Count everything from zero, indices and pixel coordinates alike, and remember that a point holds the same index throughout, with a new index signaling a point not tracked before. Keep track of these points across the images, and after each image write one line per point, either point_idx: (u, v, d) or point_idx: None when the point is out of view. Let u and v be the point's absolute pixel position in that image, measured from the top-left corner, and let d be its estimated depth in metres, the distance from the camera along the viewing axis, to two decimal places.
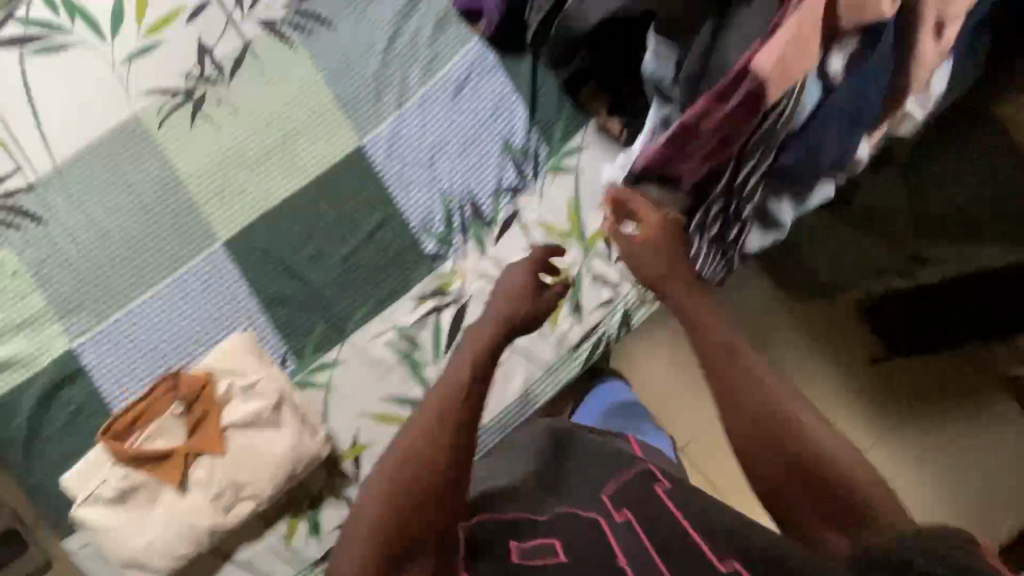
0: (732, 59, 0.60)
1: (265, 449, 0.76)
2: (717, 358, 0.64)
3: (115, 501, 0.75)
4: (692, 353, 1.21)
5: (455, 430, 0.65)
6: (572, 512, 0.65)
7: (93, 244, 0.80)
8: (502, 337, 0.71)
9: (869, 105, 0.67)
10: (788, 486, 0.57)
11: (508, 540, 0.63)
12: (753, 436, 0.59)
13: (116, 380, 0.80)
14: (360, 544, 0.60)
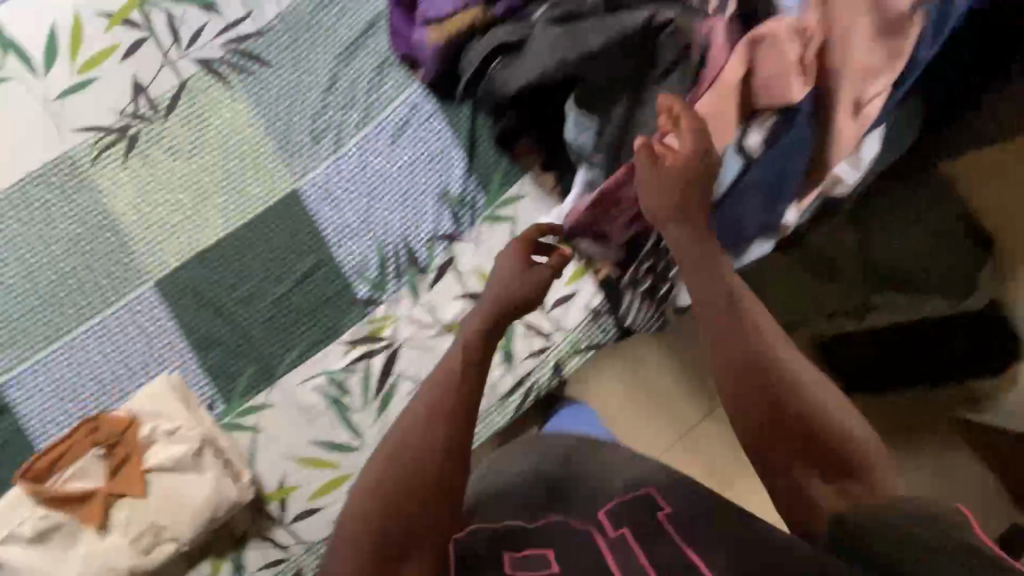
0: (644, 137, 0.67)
1: (188, 492, 0.77)
2: (723, 327, 0.62)
3: (34, 541, 0.75)
4: (645, 386, 1.19)
5: (450, 422, 0.63)
6: (564, 523, 0.66)
7: (21, 281, 0.79)
8: (492, 330, 0.68)
9: (790, 177, 0.67)
10: (777, 449, 0.60)
11: (503, 552, 0.63)
12: (750, 397, 0.61)
13: (38, 420, 0.79)
14: (354, 539, 0.59)
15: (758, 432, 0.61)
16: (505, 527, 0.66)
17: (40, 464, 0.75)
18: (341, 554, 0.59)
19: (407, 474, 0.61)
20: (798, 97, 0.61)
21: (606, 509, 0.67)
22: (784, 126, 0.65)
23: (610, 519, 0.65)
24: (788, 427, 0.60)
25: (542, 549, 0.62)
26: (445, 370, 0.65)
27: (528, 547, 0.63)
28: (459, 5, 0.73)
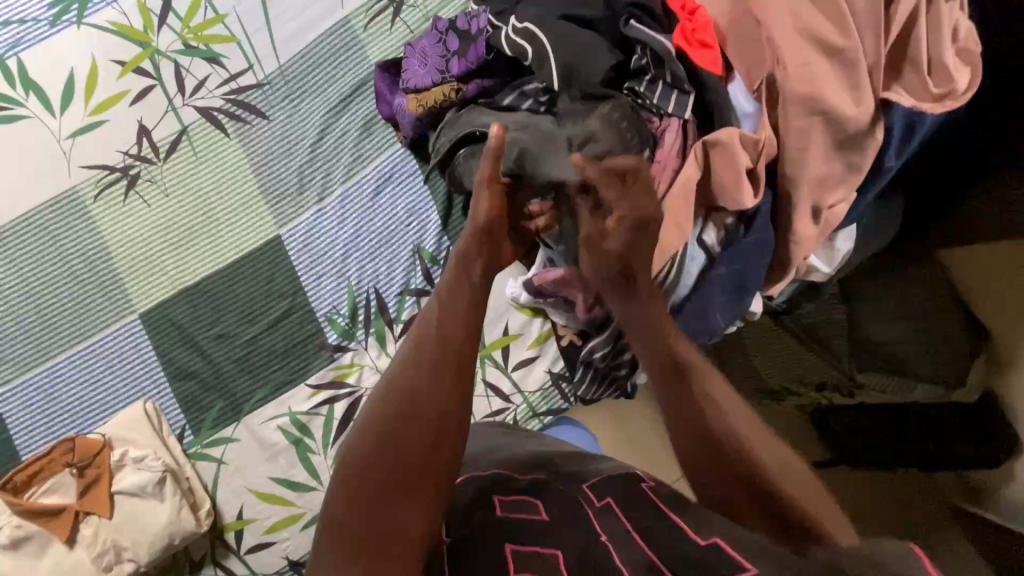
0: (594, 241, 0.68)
1: (148, 517, 0.81)
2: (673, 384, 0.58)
3: (7, 548, 0.80)
4: (629, 440, 1.10)
5: (455, 350, 0.57)
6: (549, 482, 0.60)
7: (21, 303, 0.86)
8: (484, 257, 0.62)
9: (755, 278, 0.64)
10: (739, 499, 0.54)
11: (493, 495, 0.58)
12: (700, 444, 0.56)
13: (23, 435, 0.84)
14: (350, 481, 0.53)
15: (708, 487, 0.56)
16: (490, 476, 0.61)
17: (17, 478, 0.81)
18: (334, 512, 0.52)
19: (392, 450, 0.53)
20: (750, 206, 0.61)
21: (588, 481, 0.59)
22: (741, 226, 0.65)
23: (593, 490, 0.58)
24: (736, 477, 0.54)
25: (531, 497, 0.57)
26: (432, 331, 0.58)
27: (512, 493, 0.58)
28: (436, 79, 0.76)
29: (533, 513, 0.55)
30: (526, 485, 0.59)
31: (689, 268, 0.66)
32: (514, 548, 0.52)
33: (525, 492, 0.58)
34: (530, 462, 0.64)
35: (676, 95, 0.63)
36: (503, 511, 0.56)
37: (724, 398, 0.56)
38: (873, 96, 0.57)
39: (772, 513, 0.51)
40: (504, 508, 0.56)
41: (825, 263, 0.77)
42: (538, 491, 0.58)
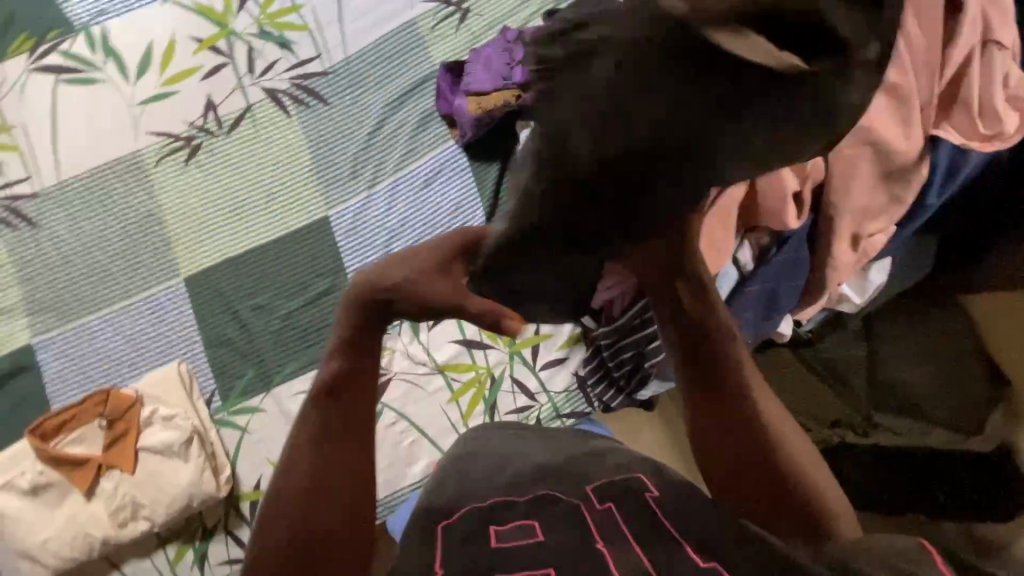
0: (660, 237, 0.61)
1: (169, 476, 0.82)
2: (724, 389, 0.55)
3: (29, 493, 0.82)
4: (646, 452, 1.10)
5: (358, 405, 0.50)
6: (552, 494, 0.59)
7: (73, 255, 0.89)
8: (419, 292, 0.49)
9: (785, 295, 0.71)
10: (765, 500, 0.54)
11: (486, 524, 0.56)
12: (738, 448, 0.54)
13: (60, 383, 0.87)
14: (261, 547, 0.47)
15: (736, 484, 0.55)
16: (488, 503, 0.59)
17: (46, 425, 0.82)
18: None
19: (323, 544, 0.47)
20: (792, 226, 0.64)
21: (591, 484, 0.60)
22: (776, 246, 0.69)
23: (596, 494, 0.58)
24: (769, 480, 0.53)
25: (529, 520, 0.56)
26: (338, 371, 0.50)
27: (510, 519, 0.56)
28: (500, 85, 0.83)
29: (529, 534, 0.54)
30: (526, 507, 0.58)
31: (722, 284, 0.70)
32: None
33: (523, 515, 0.57)
34: (531, 476, 0.63)
35: None
36: (497, 540, 0.54)
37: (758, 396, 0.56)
38: (923, 131, 0.61)
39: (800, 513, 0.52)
40: (499, 540, 0.54)
41: (856, 293, 0.81)
42: (536, 510, 0.57)
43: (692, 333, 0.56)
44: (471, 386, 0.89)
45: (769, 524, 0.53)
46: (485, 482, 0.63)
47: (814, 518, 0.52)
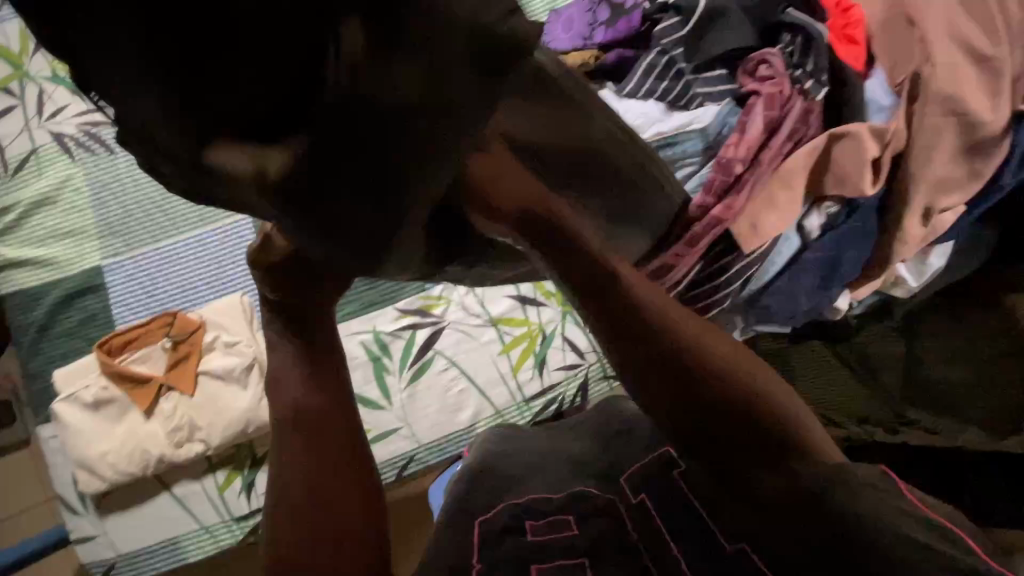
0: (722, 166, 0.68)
1: (227, 401, 0.85)
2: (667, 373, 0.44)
3: (91, 406, 0.84)
4: None
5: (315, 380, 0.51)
6: (585, 492, 0.65)
7: (147, 181, 0.92)
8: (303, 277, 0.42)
9: (846, 266, 0.72)
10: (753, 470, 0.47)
11: (527, 518, 0.64)
12: (704, 433, 0.45)
13: (127, 304, 0.90)
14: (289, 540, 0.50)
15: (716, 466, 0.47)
16: (529, 499, 0.67)
17: (113, 342, 0.86)
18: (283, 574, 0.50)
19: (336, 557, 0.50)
20: (867, 192, 0.65)
21: (626, 473, 0.65)
22: (842, 215, 0.71)
23: (630, 485, 0.63)
24: (749, 450, 0.46)
25: (563, 514, 0.64)
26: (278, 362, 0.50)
27: (548, 514, 0.64)
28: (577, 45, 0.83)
29: (564, 529, 0.62)
30: (561, 502, 0.65)
31: (782, 249, 0.72)
32: (539, 568, 0.59)
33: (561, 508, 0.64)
34: (566, 471, 0.69)
35: (813, 83, 0.68)
36: (536, 534, 0.63)
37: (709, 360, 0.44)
38: (1012, 105, 0.62)
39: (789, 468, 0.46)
40: (535, 533, 0.62)
41: (912, 276, 0.82)
42: (570, 506, 0.64)
43: (608, 320, 0.43)
44: (524, 340, 0.90)
45: (757, 481, 0.47)
46: (527, 477, 0.70)
47: (800, 455, 0.46)
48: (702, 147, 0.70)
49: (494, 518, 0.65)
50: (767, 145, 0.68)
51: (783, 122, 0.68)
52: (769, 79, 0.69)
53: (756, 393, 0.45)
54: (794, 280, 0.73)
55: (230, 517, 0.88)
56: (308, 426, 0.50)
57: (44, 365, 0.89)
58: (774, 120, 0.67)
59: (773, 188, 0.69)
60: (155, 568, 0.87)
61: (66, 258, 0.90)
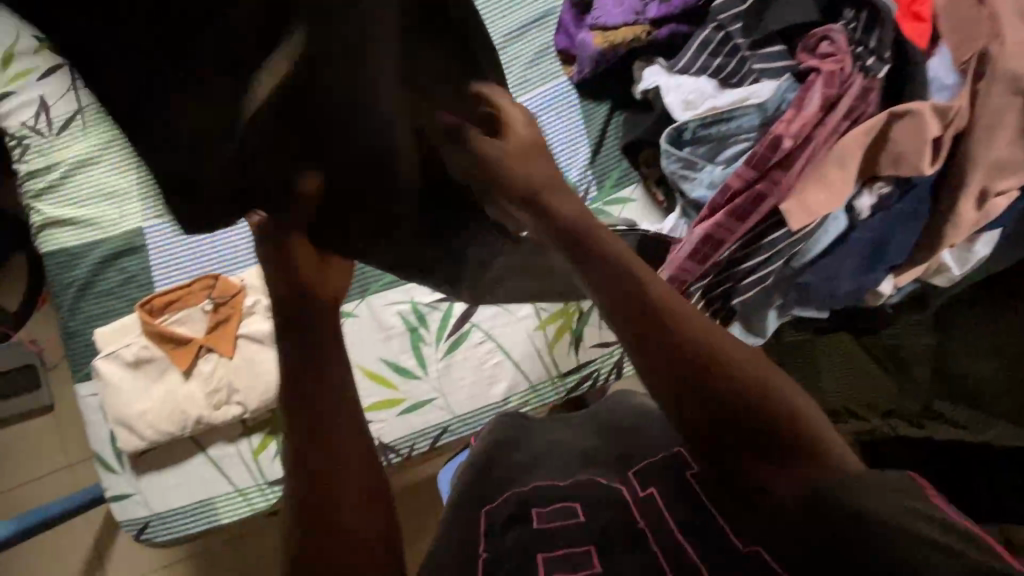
0: (769, 145, 0.69)
1: (267, 364, 0.86)
2: (670, 355, 0.50)
3: (131, 365, 0.85)
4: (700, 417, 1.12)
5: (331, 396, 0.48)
6: (595, 479, 0.63)
7: None
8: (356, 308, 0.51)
9: (893, 249, 0.71)
10: (755, 463, 0.50)
11: (531, 506, 0.61)
12: (701, 416, 0.50)
13: (167, 265, 0.90)
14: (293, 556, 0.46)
15: (716, 455, 0.52)
16: (532, 488, 0.64)
17: (154, 302, 0.86)
18: None
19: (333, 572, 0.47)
20: (924, 172, 0.65)
21: (633, 468, 0.64)
22: (895, 196, 0.70)
23: (638, 478, 0.62)
24: (749, 440, 0.50)
25: (571, 501, 0.61)
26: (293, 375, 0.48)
27: (555, 502, 0.61)
28: (629, 20, 0.85)
29: (573, 516, 0.59)
30: (569, 491, 0.63)
31: (829, 228, 0.72)
32: (545, 557, 0.55)
33: (567, 496, 0.62)
34: (578, 460, 0.68)
35: (874, 61, 0.68)
36: (541, 522, 0.59)
37: (718, 349, 0.50)
38: None
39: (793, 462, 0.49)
40: (542, 521, 0.59)
41: (956, 261, 0.81)
42: (578, 493, 0.61)
43: (630, 312, 0.50)
44: (560, 316, 0.91)
45: (767, 489, 0.50)
46: (540, 463, 0.70)
47: (802, 450, 0.49)
48: (759, 123, 0.72)
49: (500, 508, 0.63)
50: (823, 124, 0.68)
51: (842, 99, 0.68)
52: (829, 56, 0.69)
53: (761, 394, 0.49)
54: (834, 266, 0.73)
55: (264, 481, 0.88)
56: (311, 420, 0.47)
57: (82, 323, 0.90)
58: (832, 97, 0.68)
59: (829, 164, 0.68)
60: (186, 530, 0.88)
61: (108, 219, 0.91)
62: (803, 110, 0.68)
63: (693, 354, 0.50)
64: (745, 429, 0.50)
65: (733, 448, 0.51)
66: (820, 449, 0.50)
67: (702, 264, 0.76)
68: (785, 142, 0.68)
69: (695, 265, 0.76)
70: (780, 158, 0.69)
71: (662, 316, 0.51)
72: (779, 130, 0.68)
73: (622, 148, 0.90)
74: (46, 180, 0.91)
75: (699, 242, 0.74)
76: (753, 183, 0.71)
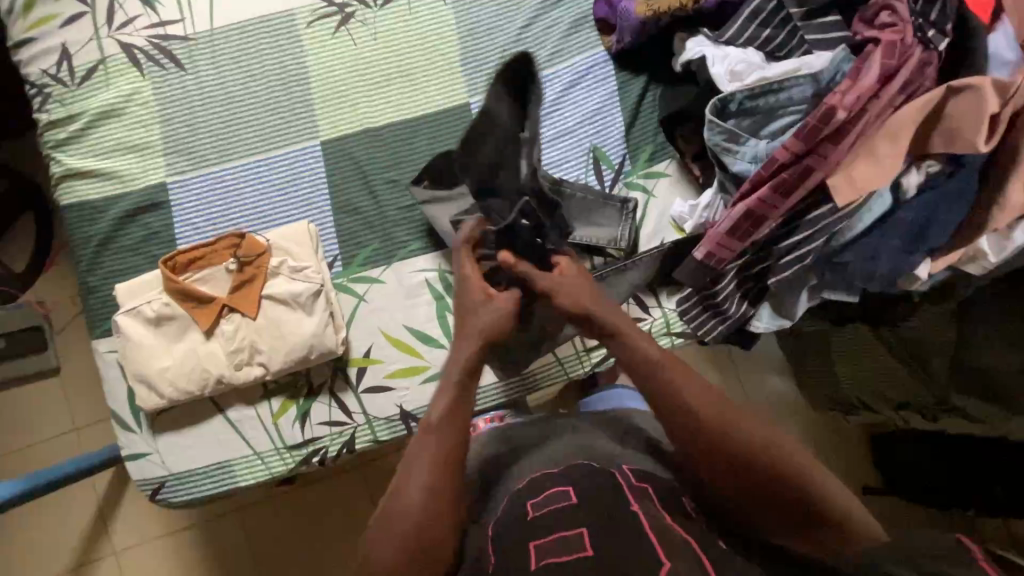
0: (825, 115, 0.67)
1: (291, 326, 0.84)
2: (703, 419, 0.62)
3: (152, 322, 0.84)
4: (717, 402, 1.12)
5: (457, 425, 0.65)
6: (583, 464, 0.67)
7: (216, 102, 0.89)
8: (470, 376, 0.69)
9: (936, 231, 0.70)
10: (776, 517, 0.59)
11: (524, 501, 0.64)
12: (727, 470, 0.61)
13: (191, 223, 0.88)
14: (399, 529, 0.60)
15: (739, 505, 0.61)
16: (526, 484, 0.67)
17: (178, 259, 0.85)
18: (377, 544, 0.60)
19: (406, 553, 0.59)
20: (980, 149, 0.64)
21: (626, 465, 0.68)
22: (943, 174, 0.70)
23: (631, 472, 0.66)
24: (771, 497, 0.59)
25: (562, 487, 0.63)
26: (442, 404, 0.67)
27: (543, 496, 0.63)
28: None
29: (563, 499, 0.61)
30: (566, 479, 0.65)
31: (874, 205, 0.71)
32: (536, 544, 0.57)
33: (560, 484, 0.64)
34: (567, 452, 0.72)
35: (935, 32, 0.68)
36: (534, 513, 0.61)
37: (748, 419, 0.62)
38: None
39: (812, 516, 0.59)
40: (536, 510, 0.62)
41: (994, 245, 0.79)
42: (575, 481, 0.64)
43: (658, 378, 0.65)
44: None
45: (765, 529, 0.61)
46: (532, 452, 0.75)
47: (822, 509, 0.59)
48: (810, 93, 0.71)
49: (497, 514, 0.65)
50: (880, 96, 0.67)
51: (900, 71, 0.67)
52: (890, 26, 0.69)
53: (780, 463, 0.60)
54: (872, 250, 0.72)
55: (283, 444, 0.87)
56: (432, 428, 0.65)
57: (101, 279, 0.88)
58: (891, 68, 0.67)
59: (881, 139, 0.67)
60: (201, 492, 0.86)
61: (130, 173, 0.88)
62: (859, 81, 0.67)
63: (726, 424, 0.62)
64: (768, 487, 0.59)
65: (757, 502, 0.60)
66: (838, 506, 0.59)
67: (742, 240, 0.74)
68: (840, 114, 0.67)
69: (735, 243, 0.75)
70: (833, 129, 0.68)
71: (685, 384, 0.64)
72: (835, 99, 0.67)
73: (660, 120, 0.89)
74: (67, 131, 0.88)
75: (744, 222, 0.73)
76: (805, 155, 0.70)
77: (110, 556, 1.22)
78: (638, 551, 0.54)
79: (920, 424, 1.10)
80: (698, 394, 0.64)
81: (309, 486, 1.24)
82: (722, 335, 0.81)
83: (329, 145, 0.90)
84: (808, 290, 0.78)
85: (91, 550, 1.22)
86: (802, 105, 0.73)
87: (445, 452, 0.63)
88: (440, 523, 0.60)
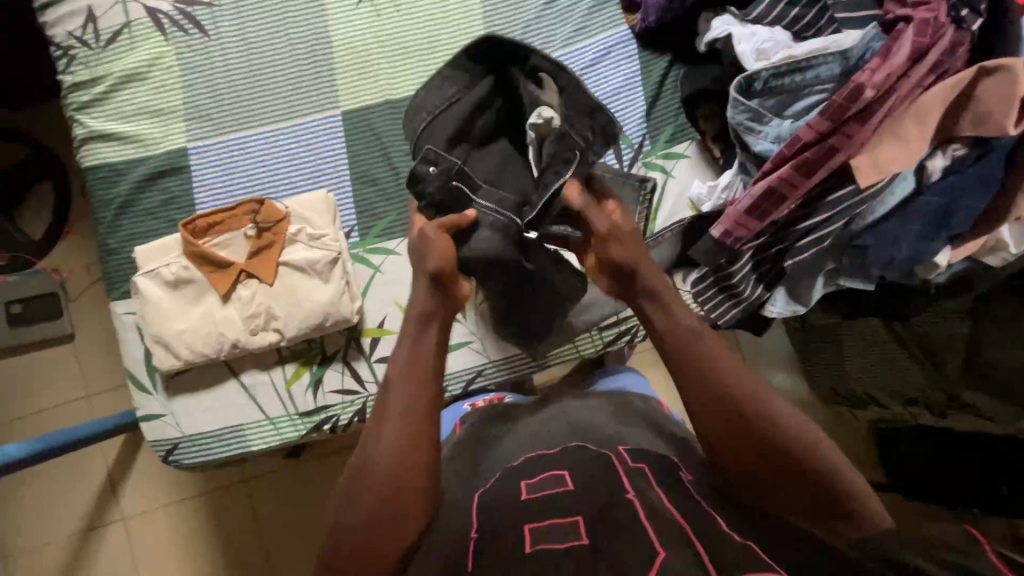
0: (855, 94, 0.67)
1: (306, 293, 0.85)
2: (723, 393, 0.63)
3: (170, 284, 0.85)
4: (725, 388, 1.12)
5: (425, 378, 0.65)
6: (578, 445, 0.68)
7: (238, 67, 0.90)
8: (427, 317, 0.68)
9: (960, 215, 0.69)
10: (789, 492, 0.61)
11: (520, 480, 0.65)
12: (743, 444, 0.62)
13: (210, 188, 0.89)
14: (376, 483, 0.61)
15: (750, 480, 0.62)
16: (524, 463, 0.69)
17: (198, 224, 0.86)
18: (358, 499, 0.61)
19: (385, 503, 0.61)
20: (1009, 132, 0.63)
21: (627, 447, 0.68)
22: (970, 158, 0.69)
23: (628, 453, 0.66)
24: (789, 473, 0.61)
25: (560, 470, 0.64)
26: (404, 359, 0.66)
27: (539, 475, 0.65)
28: None
29: (560, 483, 0.62)
30: (567, 461, 0.66)
31: (897, 187, 0.70)
32: (531, 526, 0.57)
33: (556, 467, 0.65)
34: (565, 430, 0.73)
35: (968, 13, 0.67)
36: (528, 494, 0.62)
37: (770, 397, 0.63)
38: None
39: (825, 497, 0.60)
40: (529, 492, 0.62)
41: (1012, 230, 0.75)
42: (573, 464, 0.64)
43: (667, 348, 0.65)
44: None
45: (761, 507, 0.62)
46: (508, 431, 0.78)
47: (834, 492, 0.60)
48: (838, 73, 0.71)
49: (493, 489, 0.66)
50: (912, 77, 0.67)
51: (933, 51, 0.66)
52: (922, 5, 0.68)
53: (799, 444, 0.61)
54: (892, 234, 0.72)
55: (294, 410, 0.88)
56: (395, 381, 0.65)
57: (121, 241, 0.89)
58: (924, 46, 0.66)
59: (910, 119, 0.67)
60: (213, 455, 0.87)
61: (152, 137, 0.89)
62: (893, 60, 0.66)
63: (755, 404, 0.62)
64: (786, 463, 0.61)
65: (772, 477, 0.61)
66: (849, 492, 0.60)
67: (762, 217, 0.74)
68: (871, 93, 0.66)
69: (754, 222, 0.74)
70: (862, 109, 0.67)
71: (704, 355, 0.64)
72: (867, 79, 0.66)
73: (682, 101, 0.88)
74: (90, 92, 0.89)
75: (768, 196, 0.72)
76: (831, 133, 0.69)
77: (120, 521, 1.23)
78: (635, 527, 0.54)
79: (929, 420, 1.09)
80: (714, 367, 0.64)
81: (317, 459, 1.25)
82: (734, 318, 0.81)
83: (349, 114, 0.90)
84: (824, 274, 0.78)
85: (101, 513, 1.24)
86: (828, 84, 0.72)
87: (410, 403, 0.64)
88: (415, 475, 0.62)
